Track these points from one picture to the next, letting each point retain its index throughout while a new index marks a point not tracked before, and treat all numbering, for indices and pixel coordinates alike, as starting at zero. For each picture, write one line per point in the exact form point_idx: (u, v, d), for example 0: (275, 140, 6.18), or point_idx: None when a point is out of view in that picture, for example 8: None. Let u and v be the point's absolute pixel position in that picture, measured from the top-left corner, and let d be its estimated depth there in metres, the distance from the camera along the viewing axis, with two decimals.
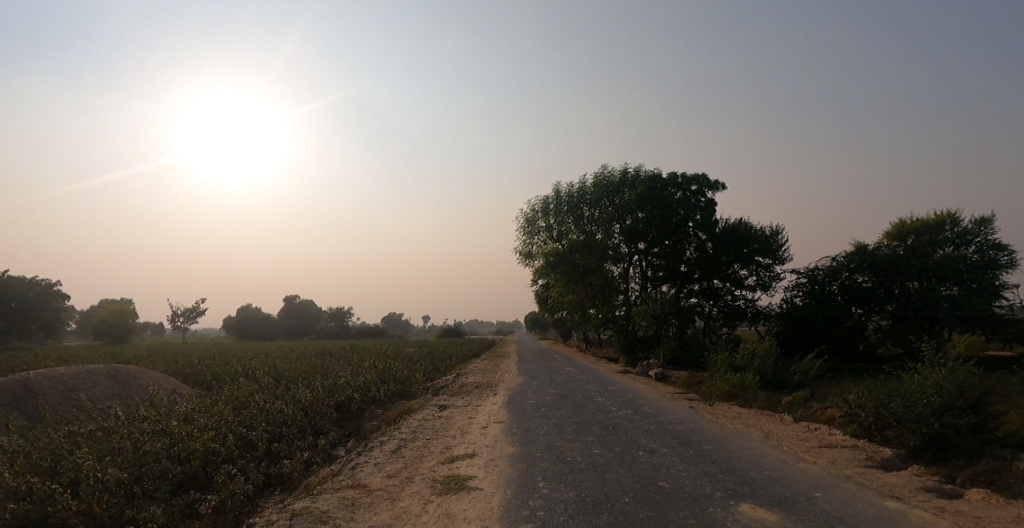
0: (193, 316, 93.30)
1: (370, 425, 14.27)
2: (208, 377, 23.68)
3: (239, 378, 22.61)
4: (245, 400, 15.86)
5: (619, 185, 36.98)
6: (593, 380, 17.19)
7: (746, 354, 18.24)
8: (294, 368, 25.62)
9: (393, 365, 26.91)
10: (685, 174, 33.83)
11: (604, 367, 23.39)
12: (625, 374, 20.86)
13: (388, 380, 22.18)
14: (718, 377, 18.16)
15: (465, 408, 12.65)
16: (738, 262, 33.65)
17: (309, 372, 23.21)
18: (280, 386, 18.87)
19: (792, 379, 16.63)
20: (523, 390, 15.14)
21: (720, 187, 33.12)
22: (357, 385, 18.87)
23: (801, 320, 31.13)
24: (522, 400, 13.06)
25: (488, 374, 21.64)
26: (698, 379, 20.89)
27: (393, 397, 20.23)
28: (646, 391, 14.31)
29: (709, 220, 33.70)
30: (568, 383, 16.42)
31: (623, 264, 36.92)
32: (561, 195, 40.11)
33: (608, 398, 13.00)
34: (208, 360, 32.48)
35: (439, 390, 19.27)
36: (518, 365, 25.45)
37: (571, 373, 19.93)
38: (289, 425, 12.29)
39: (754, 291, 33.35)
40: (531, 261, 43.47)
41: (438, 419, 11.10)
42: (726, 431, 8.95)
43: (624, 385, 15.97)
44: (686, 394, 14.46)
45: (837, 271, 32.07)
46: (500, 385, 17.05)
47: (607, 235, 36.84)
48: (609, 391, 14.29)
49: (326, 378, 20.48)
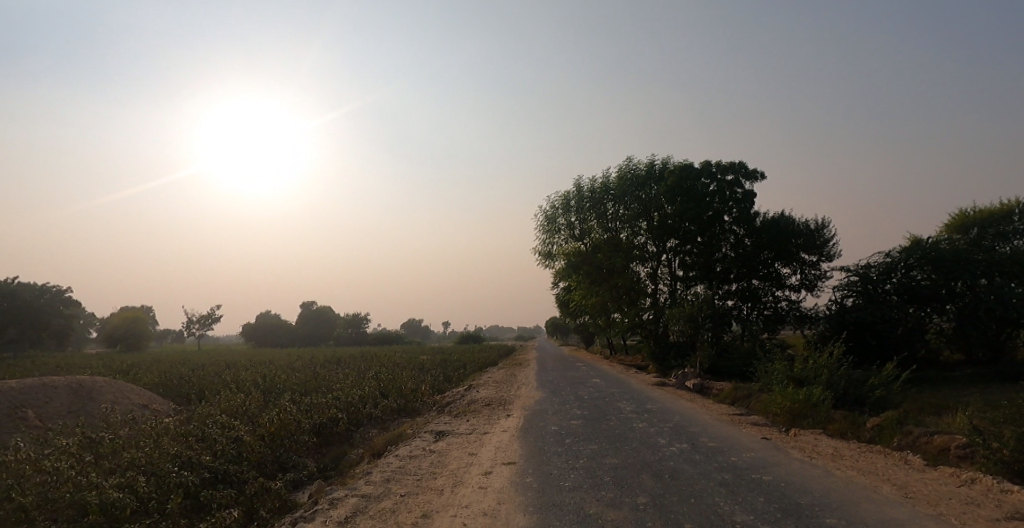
0: (208, 323, 92.15)
1: (354, 454, 11.67)
2: (191, 390, 21.32)
3: (224, 392, 20.20)
4: (213, 422, 13.44)
5: (646, 177, 34.04)
6: (625, 395, 14.38)
7: (810, 364, 15.28)
8: (289, 379, 23.13)
9: (399, 375, 24.33)
10: (720, 162, 30.77)
11: (634, 378, 20.49)
12: (661, 386, 17.97)
13: (389, 393, 19.62)
14: (776, 392, 15.21)
15: (467, 436, 9.91)
16: (780, 259, 30.48)
17: (302, 384, 20.70)
18: (262, 401, 16.41)
19: (871, 396, 13.64)
20: (542, 410, 12.39)
21: (759, 176, 29.99)
22: (350, 401, 16.34)
23: (854, 323, 27.72)
24: (540, 426, 10.32)
25: (502, 387, 18.94)
26: (746, 392, 17.95)
27: (393, 415, 17.62)
28: (695, 413, 11.45)
29: (747, 213, 30.55)
30: (596, 401, 13.60)
31: (651, 263, 33.93)
32: (582, 190, 37.25)
33: (649, 422, 10.21)
34: (203, 370, 30.32)
35: (444, 407, 16.62)
36: (537, 375, 22.70)
37: (598, 385, 17.14)
38: (244, 462, 9.73)
39: (799, 291, 30.06)
40: (552, 262, 40.75)
41: (429, 456, 8.35)
42: (841, 488, 6.09)
43: (665, 402, 13.11)
44: (746, 416, 11.57)
45: (895, 267, 28.41)
46: (514, 402, 14.36)
47: (633, 232, 33.95)
48: (648, 412, 11.45)
49: (317, 392, 17.99)
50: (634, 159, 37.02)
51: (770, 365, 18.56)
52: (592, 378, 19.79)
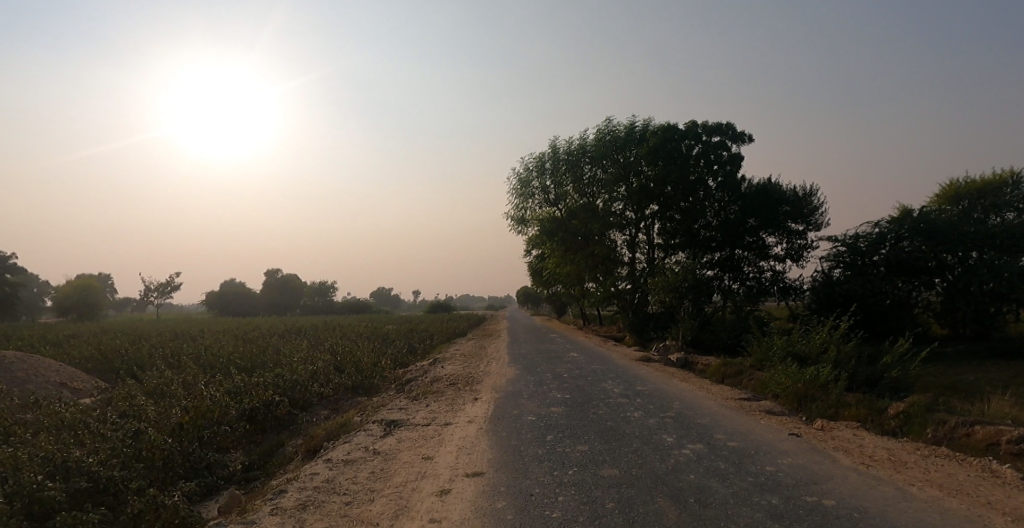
0: (167, 291, 88.21)
1: (289, 449, 9.68)
2: (121, 365, 18.99)
3: (157, 368, 17.95)
4: (125, 407, 11.30)
5: (627, 139, 32.00)
6: (610, 374, 12.66)
7: (814, 341, 13.80)
8: (236, 352, 20.94)
9: (359, 348, 22.32)
10: (706, 123, 28.89)
11: (616, 353, 18.84)
12: (647, 362, 16.41)
13: (346, 368, 17.63)
14: (777, 370, 13.74)
15: (423, 430, 7.98)
16: (765, 227, 29.02)
17: (249, 358, 18.55)
18: (194, 380, 14.28)
19: (885, 377, 12.22)
20: (517, 392, 10.59)
21: (746, 139, 28.22)
22: (297, 378, 14.33)
23: (843, 296, 26.38)
24: (514, 416, 8.48)
25: (471, 361, 17.12)
26: (738, 369, 16.50)
27: (347, 394, 15.68)
28: (698, 398, 9.74)
29: (733, 177, 28.88)
30: (578, 381, 11.86)
31: (630, 230, 32.21)
32: (558, 152, 35.05)
33: (645, 411, 8.46)
34: (145, 341, 27.75)
35: (404, 385, 14.74)
36: (510, 349, 20.91)
37: (578, 360, 15.44)
38: (139, 464, 7.62)
39: (784, 261, 28.73)
40: (525, 229, 38.75)
41: (371, 462, 6.39)
42: (940, 524, 4.37)
43: (657, 382, 11.46)
44: (754, 401, 9.97)
45: (885, 238, 27.18)
46: (484, 381, 12.55)
47: (611, 198, 32.04)
48: (642, 398, 9.70)
49: (261, 369, 15.91)
50: (613, 120, 34.92)
51: (764, 339, 17.13)
52: (571, 352, 18.12)
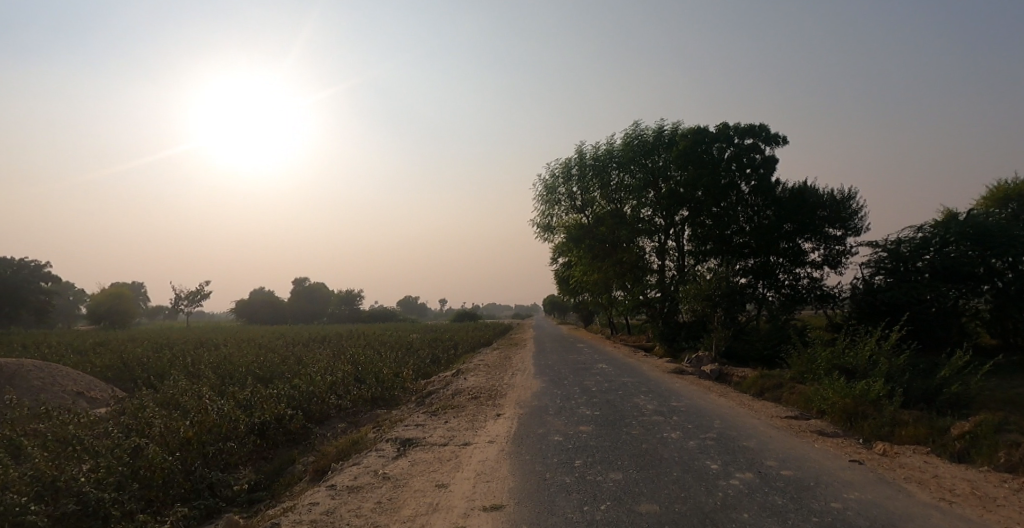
0: (197, 299, 89.65)
1: (299, 466, 9.13)
2: (141, 374, 18.81)
3: (176, 378, 17.71)
4: (135, 419, 10.95)
5: (655, 144, 31.12)
6: (640, 388, 11.88)
7: (862, 353, 12.81)
8: (257, 362, 20.64)
9: (380, 358, 21.84)
10: (738, 125, 27.89)
11: (647, 364, 18.00)
12: (679, 374, 15.56)
13: (366, 379, 17.14)
14: (822, 384, 12.78)
15: (439, 451, 7.34)
16: (801, 232, 27.84)
17: (267, 368, 18.20)
18: (209, 391, 13.92)
19: (944, 393, 11.19)
20: (542, 407, 9.90)
21: (780, 141, 27.14)
22: (313, 389, 13.86)
23: (887, 304, 24.88)
24: (539, 435, 7.80)
25: (495, 373, 16.46)
26: (778, 381, 15.51)
27: (367, 406, 15.16)
28: (740, 416, 8.93)
29: (766, 181, 27.78)
30: (608, 395, 11.11)
31: (658, 237, 31.29)
32: (585, 158, 34.31)
33: (684, 432, 7.69)
34: (170, 349, 27.77)
35: (424, 398, 14.14)
36: (535, 359, 20.20)
37: (606, 373, 14.66)
38: (136, 485, 7.13)
39: (822, 268, 27.46)
40: (550, 236, 38.07)
41: (378, 489, 5.78)
42: None
43: (693, 398, 10.65)
44: (801, 420, 9.10)
45: (929, 243, 25.68)
46: (508, 394, 11.87)
47: (639, 203, 31.17)
48: (679, 416, 8.90)
49: (278, 379, 15.49)
50: (640, 124, 34.08)
51: (805, 350, 16.11)
52: (599, 363, 17.34)
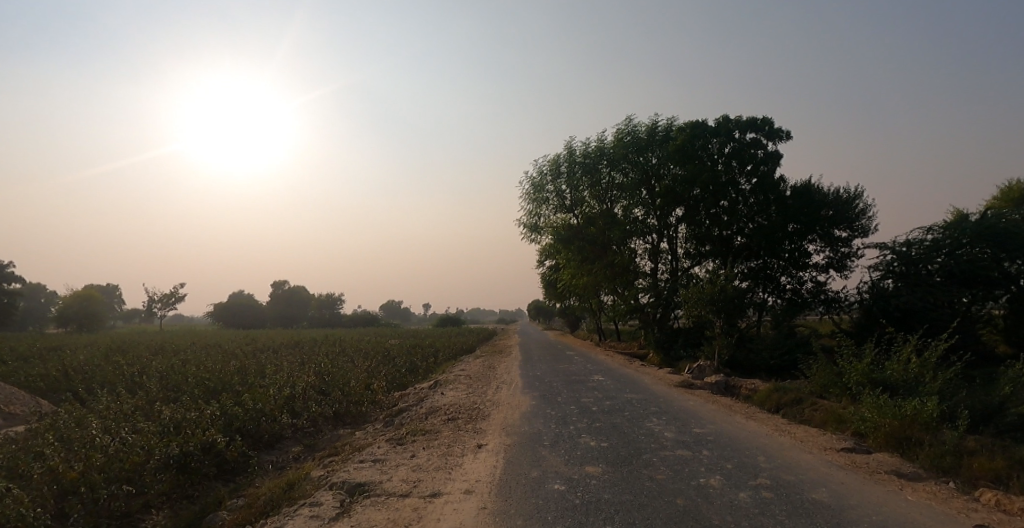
0: (170, 302, 86.24)
1: (222, 513, 7.07)
2: (76, 384, 16.47)
3: (112, 392, 15.41)
4: (26, 447, 8.77)
5: (650, 139, 29.35)
6: (650, 408, 9.97)
7: (903, 370, 11.16)
8: (212, 371, 18.41)
9: (351, 367, 19.74)
10: (739, 119, 26.23)
11: (648, 375, 16.15)
12: (686, 387, 13.76)
13: (330, 391, 15.07)
14: (858, 403, 11.03)
15: (394, 507, 5.34)
16: (805, 233, 26.26)
17: (219, 379, 16.02)
18: (138, 409, 11.74)
19: (1008, 414, 9.49)
20: (535, 436, 7.92)
21: (784, 135, 25.51)
22: (262, 407, 11.77)
23: (900, 309, 22.99)
24: (534, 482, 5.84)
25: (477, 386, 14.49)
26: (796, 396, 13.75)
27: (328, 424, 13.12)
28: (787, 450, 7.06)
29: (768, 179, 26.15)
30: (613, 417, 9.22)
31: (652, 238, 29.52)
32: (575, 154, 32.38)
33: (727, 478, 5.79)
34: (123, 356, 25.23)
35: (394, 416, 12.13)
36: (521, 369, 18.26)
37: (604, 387, 12.73)
38: None
39: (826, 271, 25.87)
40: (538, 236, 36.16)
41: None
42: None
43: (716, 422, 8.78)
44: (859, 453, 7.27)
45: (940, 245, 24.02)
46: (492, 415, 9.89)
47: (632, 202, 29.37)
48: (710, 449, 7.00)
49: (225, 394, 13.35)
50: (633, 119, 32.33)
51: (827, 361, 14.36)
52: (595, 375, 15.44)
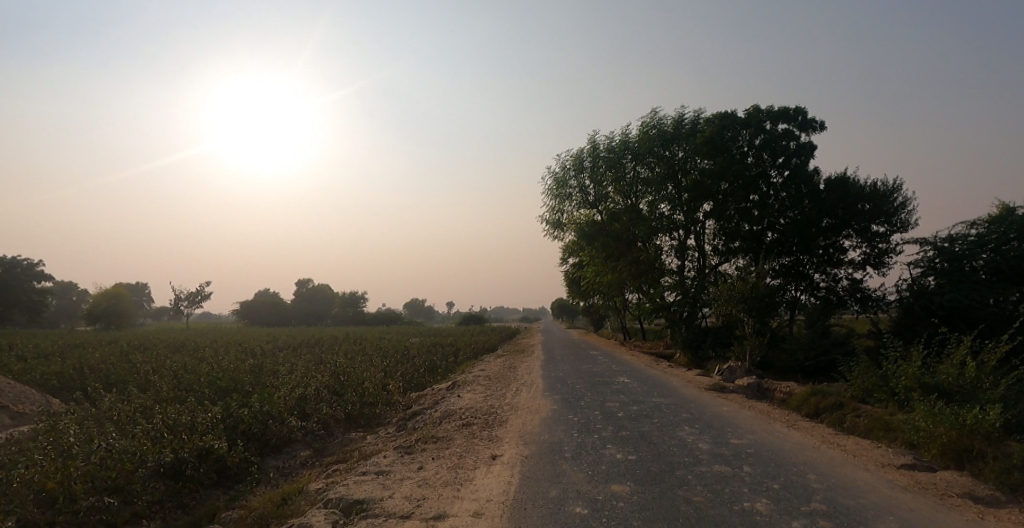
0: (197, 300, 87.47)
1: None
2: (91, 383, 16.26)
3: (125, 392, 15.12)
4: (20, 451, 8.39)
5: (675, 132, 28.37)
6: (681, 414, 9.19)
7: (960, 374, 10.19)
8: (226, 370, 18.08)
9: (368, 367, 19.25)
10: (770, 110, 25.12)
11: (676, 377, 15.32)
12: (718, 390, 12.91)
13: (344, 392, 14.56)
14: (909, 411, 10.08)
15: None
16: (841, 228, 25.04)
17: (232, 378, 15.64)
18: (144, 411, 11.36)
19: None
20: (554, 446, 7.23)
21: (818, 126, 24.35)
22: (270, 409, 11.27)
23: (945, 308, 21.65)
24: (552, 503, 5.15)
25: (495, 387, 13.85)
26: (837, 400, 12.81)
27: (340, 427, 12.60)
28: (840, 467, 6.23)
29: (801, 172, 24.99)
30: (640, 424, 8.47)
31: (678, 234, 28.54)
32: (598, 148, 31.51)
33: (776, 503, 5.00)
34: (144, 354, 25.17)
35: (407, 420, 11.55)
36: (542, 370, 17.56)
37: (630, 390, 11.95)
38: None
39: (863, 268, 24.63)
40: (560, 233, 35.39)
41: None
42: None
43: (755, 431, 7.98)
44: (921, 470, 6.42)
45: (984, 240, 22.44)
46: (509, 421, 9.22)
47: (657, 197, 28.41)
48: (752, 465, 6.23)
49: (236, 395, 12.91)
50: (658, 111, 31.34)
51: (871, 363, 13.36)
52: (620, 377, 14.67)
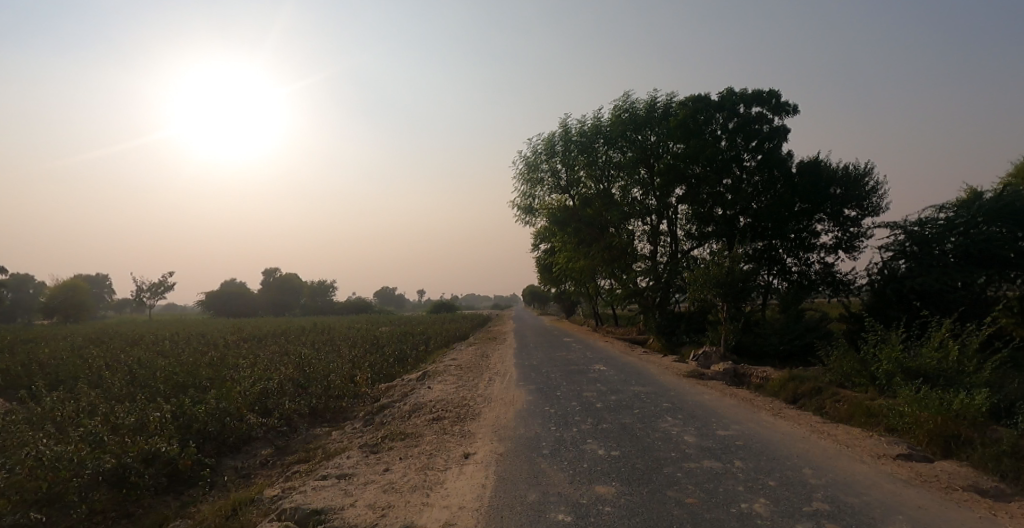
0: (160, 291, 84.69)
1: None
2: (35, 380, 15.20)
3: (71, 390, 14.14)
4: None
5: (649, 116, 27.96)
6: (663, 404, 8.79)
7: (939, 358, 10.11)
8: (184, 363, 17.15)
9: (335, 358, 18.49)
10: (744, 93, 24.88)
11: (653, 363, 15.01)
12: (696, 376, 12.61)
13: (309, 384, 13.86)
14: (891, 396, 9.91)
15: None
16: (813, 213, 25.07)
17: (189, 373, 14.77)
18: (87, 409, 10.49)
19: None
20: (532, 442, 6.71)
21: (791, 109, 24.23)
22: (227, 405, 10.54)
23: (915, 290, 21.80)
24: (532, 509, 4.64)
25: (468, 378, 13.32)
26: (815, 385, 12.63)
27: (304, 422, 11.93)
28: (836, 461, 5.87)
29: (775, 156, 24.88)
30: (622, 416, 8.04)
31: (652, 219, 28.28)
32: (570, 132, 30.95)
33: (775, 504, 4.59)
34: (98, 348, 23.88)
35: (375, 413, 10.95)
36: (516, 359, 17.08)
37: (608, 379, 11.54)
38: None
39: (835, 253, 24.74)
40: (532, 219, 34.88)
41: None
42: None
43: (741, 421, 7.63)
44: (918, 461, 6.12)
45: (954, 225, 22.70)
46: (483, 415, 8.69)
47: (630, 181, 28.06)
48: (744, 460, 5.83)
49: (190, 390, 12.10)
50: (631, 95, 30.90)
51: (848, 348, 13.24)
52: (596, 365, 14.28)
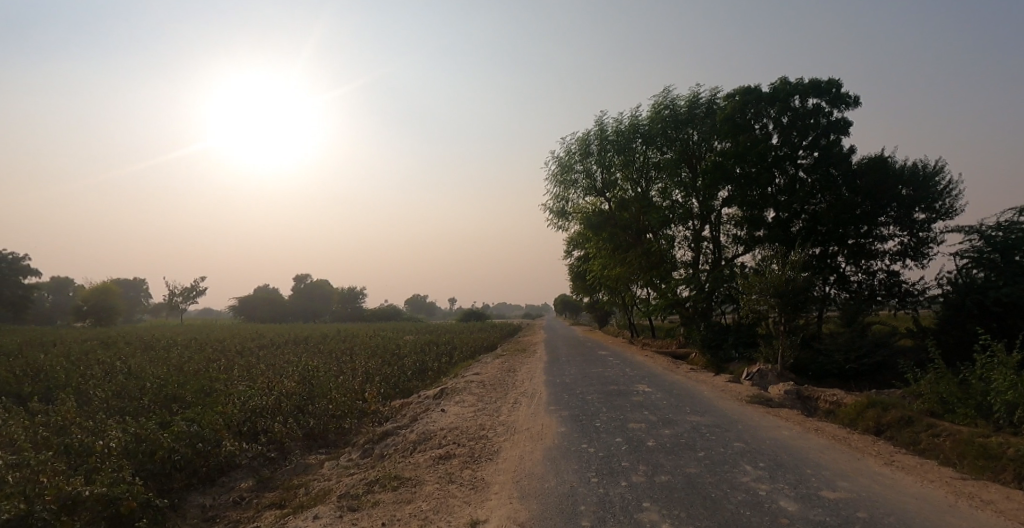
0: (192, 295, 85.09)
1: None
2: (20, 390, 13.89)
3: (52, 403, 12.74)
4: None
5: (691, 112, 25.80)
6: (734, 443, 6.84)
7: None
8: (183, 373, 15.70)
9: (347, 370, 16.86)
10: (799, 84, 22.59)
11: (703, 384, 12.97)
12: (759, 402, 10.56)
13: (310, 401, 12.23)
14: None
15: None
16: (877, 216, 22.60)
17: (181, 384, 13.29)
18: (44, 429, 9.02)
19: None
20: (566, 505, 4.84)
21: (853, 101, 21.85)
22: (204, 427, 8.94)
23: (1003, 303, 19.08)
24: None
25: (488, 398, 11.47)
26: (906, 416, 10.42)
27: (298, 448, 10.29)
28: None
29: (833, 153, 22.50)
30: (684, 461, 6.13)
31: (694, 223, 26.11)
32: (605, 131, 28.95)
33: None
34: (108, 353, 22.70)
35: (376, 441, 9.24)
36: (544, 376, 15.19)
37: (655, 405, 9.59)
38: None
39: (902, 260, 22.23)
40: (564, 223, 32.96)
41: None
42: None
43: (849, 475, 5.67)
44: None
45: None
46: (503, 454, 6.83)
47: (671, 183, 25.94)
48: None
49: (172, 408, 10.58)
50: (671, 90, 28.76)
51: (945, 371, 11.01)
52: (638, 384, 12.30)
